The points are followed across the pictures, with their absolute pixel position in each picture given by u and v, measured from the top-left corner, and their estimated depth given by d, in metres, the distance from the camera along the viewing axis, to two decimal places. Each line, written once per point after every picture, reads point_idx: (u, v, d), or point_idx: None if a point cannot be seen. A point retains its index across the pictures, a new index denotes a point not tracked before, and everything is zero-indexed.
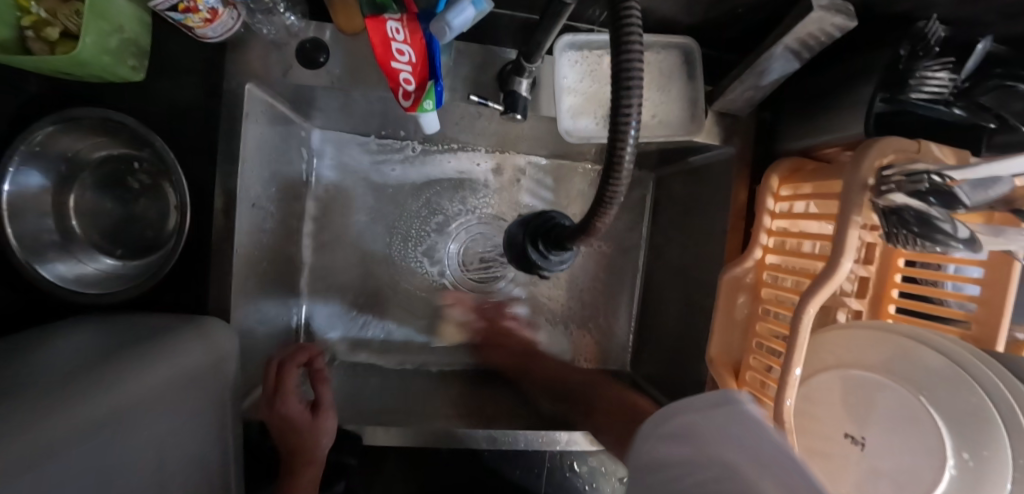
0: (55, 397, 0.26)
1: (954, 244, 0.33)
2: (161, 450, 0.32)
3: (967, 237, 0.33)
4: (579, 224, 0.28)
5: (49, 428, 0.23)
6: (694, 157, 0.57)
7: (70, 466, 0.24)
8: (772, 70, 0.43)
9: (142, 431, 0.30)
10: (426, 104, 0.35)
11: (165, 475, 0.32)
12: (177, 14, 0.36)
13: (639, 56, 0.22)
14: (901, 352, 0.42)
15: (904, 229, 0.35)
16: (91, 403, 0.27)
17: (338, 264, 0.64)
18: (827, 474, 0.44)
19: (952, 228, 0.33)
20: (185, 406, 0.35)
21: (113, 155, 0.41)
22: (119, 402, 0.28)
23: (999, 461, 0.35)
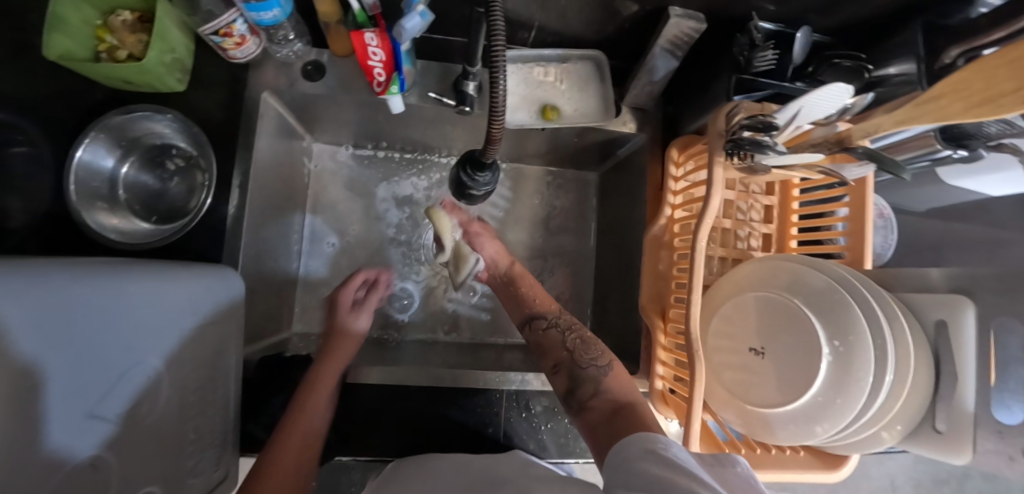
0: (68, 275, 0.33)
1: (773, 155, 0.45)
2: (165, 340, 0.40)
3: (782, 150, 0.45)
4: (483, 136, 0.39)
5: (71, 288, 0.32)
6: (621, 151, 0.69)
7: (82, 314, 0.32)
8: (658, 68, 0.57)
9: (151, 317, 0.39)
10: (393, 89, 0.50)
11: (166, 362, 0.40)
12: (217, 38, 0.50)
13: (501, 20, 0.35)
14: (786, 274, 0.52)
15: (745, 151, 0.46)
16: (91, 286, 0.34)
17: (325, 254, 0.73)
18: (738, 383, 0.52)
19: (772, 143, 0.45)
20: (190, 316, 0.44)
21: (158, 144, 0.54)
22: (116, 293, 0.35)
23: (861, 340, 0.45)
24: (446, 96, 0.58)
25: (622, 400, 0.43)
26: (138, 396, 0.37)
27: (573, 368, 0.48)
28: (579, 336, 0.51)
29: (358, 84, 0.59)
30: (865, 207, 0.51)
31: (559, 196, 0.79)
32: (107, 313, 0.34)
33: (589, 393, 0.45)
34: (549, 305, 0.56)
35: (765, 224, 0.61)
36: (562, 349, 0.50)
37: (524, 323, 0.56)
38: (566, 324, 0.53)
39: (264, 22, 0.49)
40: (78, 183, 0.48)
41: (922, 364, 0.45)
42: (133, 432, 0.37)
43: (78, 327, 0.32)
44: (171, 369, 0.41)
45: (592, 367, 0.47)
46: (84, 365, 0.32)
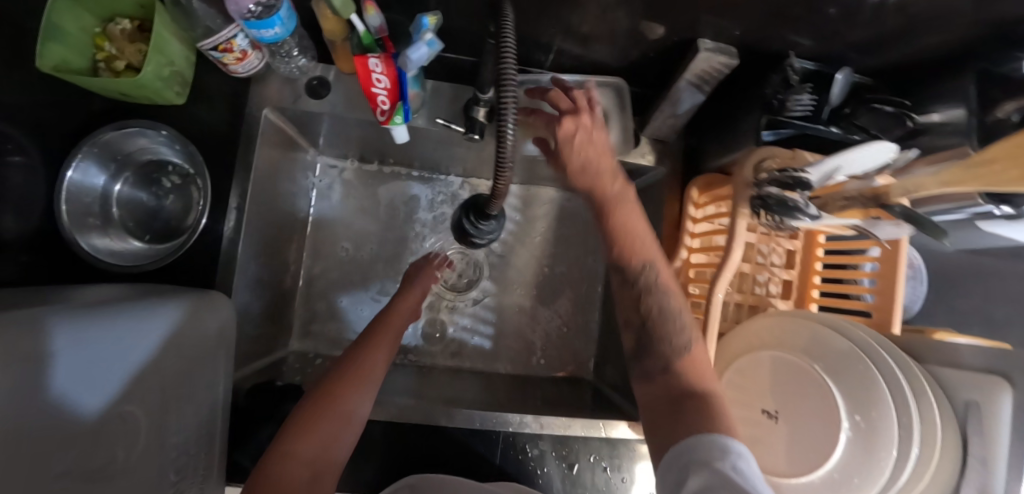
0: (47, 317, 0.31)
1: (805, 219, 0.41)
2: (168, 374, 0.40)
3: (816, 214, 0.41)
4: (489, 190, 0.37)
5: (102, 319, 0.35)
6: (637, 181, 0.66)
7: (112, 343, 0.35)
8: (683, 101, 0.53)
9: (169, 351, 0.41)
10: (396, 119, 0.47)
11: (159, 398, 0.39)
12: (216, 53, 0.48)
13: (512, 67, 0.32)
14: (810, 334, 0.49)
15: (774, 210, 0.43)
16: (74, 330, 0.32)
17: (326, 271, 0.71)
18: (751, 444, 0.50)
19: (806, 206, 0.41)
20: (188, 348, 0.43)
21: (154, 160, 0.52)
22: (98, 335, 0.34)
23: (884, 419, 0.41)
24: (455, 123, 0.55)
25: (692, 388, 0.39)
26: (115, 447, 0.35)
27: (642, 334, 0.45)
28: (657, 304, 0.46)
29: (365, 102, 0.56)
30: (897, 266, 0.48)
31: (570, 221, 0.76)
32: (88, 355, 0.33)
33: (658, 368, 0.43)
34: (648, 246, 0.47)
35: (787, 270, 0.58)
36: (636, 313, 0.46)
37: (610, 266, 0.49)
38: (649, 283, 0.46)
39: (265, 39, 0.47)
40: (70, 202, 0.46)
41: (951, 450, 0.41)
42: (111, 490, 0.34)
43: (62, 371, 0.30)
44: (155, 418, 0.39)
45: (665, 343, 0.43)
46: (66, 413, 0.30)
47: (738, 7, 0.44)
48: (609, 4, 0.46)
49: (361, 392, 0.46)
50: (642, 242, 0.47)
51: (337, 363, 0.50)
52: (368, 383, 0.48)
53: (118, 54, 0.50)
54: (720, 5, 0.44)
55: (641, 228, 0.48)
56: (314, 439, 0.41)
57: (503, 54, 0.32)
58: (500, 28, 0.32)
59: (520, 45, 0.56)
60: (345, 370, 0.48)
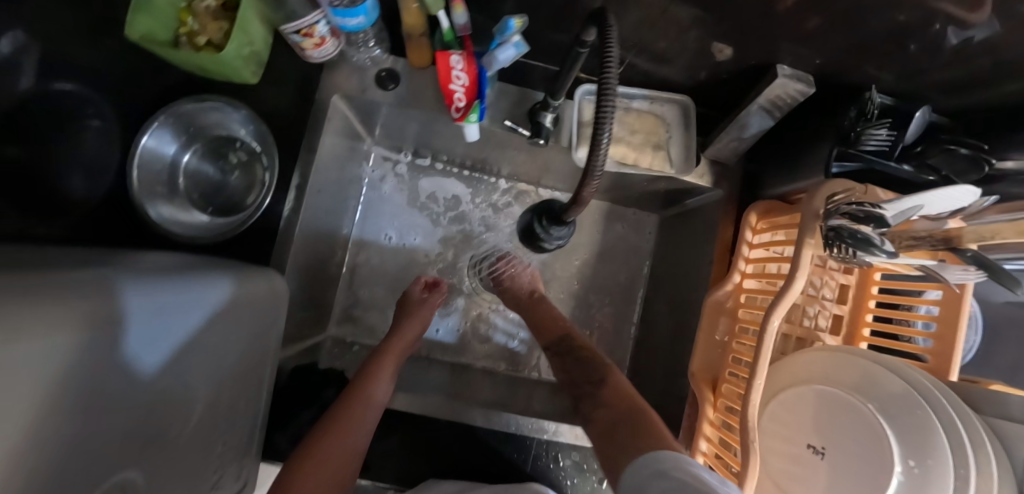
0: (127, 280, 0.31)
1: (879, 254, 0.39)
2: (222, 346, 0.40)
3: (892, 251, 0.39)
4: (571, 196, 0.40)
5: (167, 286, 0.34)
6: (691, 202, 0.65)
7: (178, 310, 0.34)
8: (751, 125, 0.53)
9: (225, 324, 0.40)
10: (471, 117, 0.47)
11: (214, 368, 0.39)
12: (297, 37, 0.48)
13: (613, 74, 0.34)
14: (863, 372, 0.48)
15: (845, 242, 0.42)
16: (157, 298, 0.32)
17: (371, 261, 0.71)
18: (793, 480, 0.49)
19: (881, 241, 0.40)
20: (242, 322, 0.43)
21: (224, 135, 0.53)
22: (177, 305, 0.34)
23: (942, 466, 0.39)
24: (521, 126, 0.55)
25: (620, 405, 0.46)
26: (175, 417, 0.35)
27: (580, 391, 0.51)
28: (584, 361, 0.54)
29: (430, 98, 0.57)
30: (961, 312, 0.47)
31: (615, 235, 0.76)
32: (163, 324, 0.33)
33: (594, 407, 0.48)
34: (559, 325, 0.60)
35: (839, 306, 0.57)
36: (568, 374, 0.54)
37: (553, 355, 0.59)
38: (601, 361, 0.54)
39: (348, 27, 0.48)
40: (141, 167, 0.47)
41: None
42: (166, 460, 0.35)
43: (138, 340, 0.30)
44: (215, 390, 0.40)
45: (597, 389, 0.49)
46: (137, 384, 0.31)
47: (820, 37, 0.44)
48: (688, 23, 0.46)
49: (363, 425, 0.47)
50: (556, 323, 0.61)
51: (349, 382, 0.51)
52: (374, 409, 0.48)
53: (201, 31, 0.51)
54: (802, 34, 0.44)
55: (555, 316, 0.62)
56: (322, 473, 0.42)
57: (607, 58, 0.34)
58: (603, 36, 0.34)
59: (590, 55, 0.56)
60: (350, 398, 0.48)
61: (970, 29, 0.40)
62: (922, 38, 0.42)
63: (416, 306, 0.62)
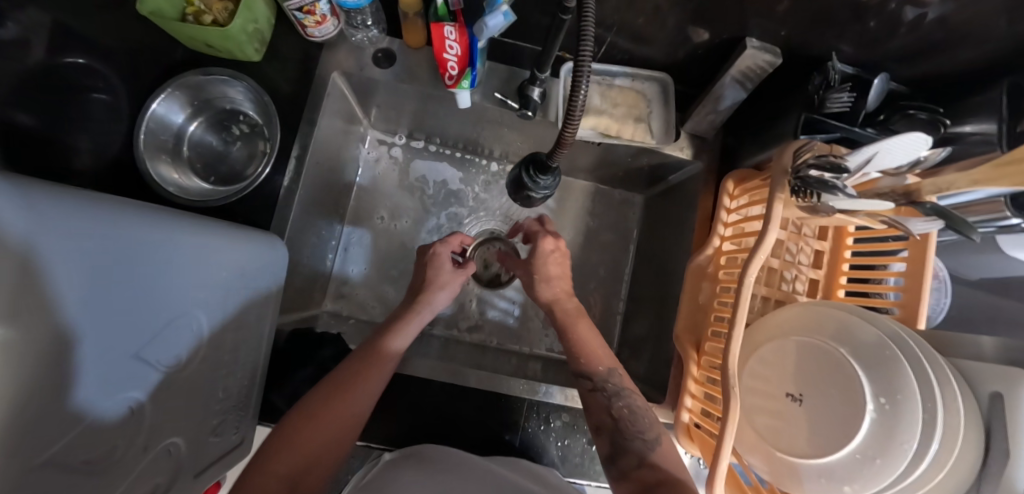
0: (58, 217, 0.29)
1: (840, 195, 0.44)
2: (196, 304, 0.41)
3: (853, 194, 0.43)
4: (555, 138, 0.43)
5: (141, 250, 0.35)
6: (674, 177, 0.68)
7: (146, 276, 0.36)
8: (726, 97, 0.56)
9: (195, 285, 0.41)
10: (464, 83, 0.52)
11: (194, 322, 0.42)
12: (300, 14, 0.51)
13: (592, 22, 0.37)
14: (838, 322, 0.50)
15: (810, 189, 0.46)
16: (91, 219, 0.31)
17: (364, 238, 0.73)
18: (772, 428, 0.50)
19: (842, 185, 0.44)
20: (217, 279, 0.44)
21: (229, 109, 0.56)
22: (125, 230, 0.34)
23: (910, 402, 0.42)
24: (511, 99, 0.59)
25: (659, 477, 0.44)
26: (173, 338, 0.39)
27: (616, 436, 0.48)
28: (627, 405, 0.50)
29: (424, 76, 0.60)
30: (925, 265, 0.50)
31: (604, 213, 0.78)
32: (132, 292, 0.35)
33: (633, 465, 0.46)
34: (607, 358, 0.54)
35: (815, 270, 0.60)
36: (608, 415, 0.50)
37: (576, 375, 0.54)
38: (618, 390, 0.51)
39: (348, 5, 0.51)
40: (148, 133, 0.50)
41: (970, 432, 0.42)
42: (172, 378, 0.40)
43: (97, 268, 0.31)
44: (212, 314, 0.44)
45: (637, 440, 0.48)
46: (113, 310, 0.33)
47: (786, 11, 0.48)
48: (666, 2, 0.50)
49: (367, 389, 0.46)
50: (601, 352, 0.55)
51: (356, 354, 0.48)
52: (385, 374, 0.48)
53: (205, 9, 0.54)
54: (770, 8, 0.48)
55: (597, 342, 0.55)
56: (323, 429, 0.42)
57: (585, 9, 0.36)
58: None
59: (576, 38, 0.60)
60: (356, 370, 0.46)
61: (927, 6, 0.44)
62: (878, 9, 0.46)
63: (443, 282, 0.57)
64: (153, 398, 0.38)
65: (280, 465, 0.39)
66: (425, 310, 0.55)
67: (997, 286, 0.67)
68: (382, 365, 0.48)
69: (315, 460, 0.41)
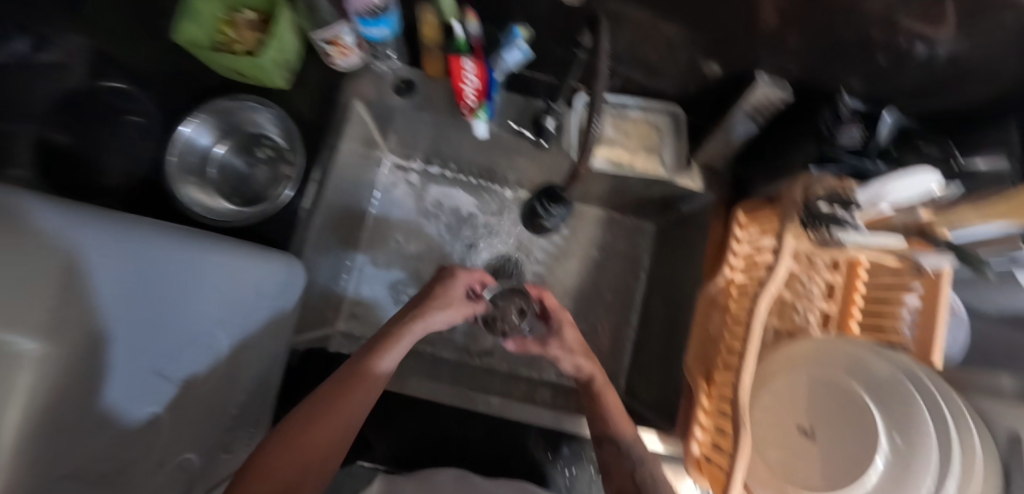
0: (107, 234, 0.34)
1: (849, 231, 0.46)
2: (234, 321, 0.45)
3: (861, 230, 0.45)
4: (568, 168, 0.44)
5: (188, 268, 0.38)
6: (686, 207, 0.67)
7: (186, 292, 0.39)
8: (736, 129, 0.57)
9: (234, 304, 0.44)
10: (482, 113, 0.53)
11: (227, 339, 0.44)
12: (326, 45, 0.54)
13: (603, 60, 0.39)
14: (852, 358, 0.50)
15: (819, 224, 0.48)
16: (123, 246, 0.34)
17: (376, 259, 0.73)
18: (783, 462, 0.50)
19: (850, 222, 0.46)
20: (259, 300, 0.46)
21: (255, 133, 0.59)
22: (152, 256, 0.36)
23: (925, 441, 0.41)
24: (525, 129, 0.59)
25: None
26: (195, 354, 0.42)
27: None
28: (651, 475, 0.46)
29: (442, 105, 0.62)
30: (940, 300, 0.50)
31: (616, 241, 0.77)
32: (168, 306, 0.38)
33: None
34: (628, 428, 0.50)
35: (827, 302, 0.60)
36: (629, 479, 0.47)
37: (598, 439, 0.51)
38: (642, 456, 0.48)
39: (372, 37, 0.54)
40: (178, 153, 0.54)
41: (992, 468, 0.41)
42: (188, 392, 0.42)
43: (135, 284, 0.35)
44: (234, 331, 0.45)
45: None
46: (138, 328, 0.37)
47: (794, 48, 0.50)
48: (677, 38, 0.53)
49: (360, 404, 0.43)
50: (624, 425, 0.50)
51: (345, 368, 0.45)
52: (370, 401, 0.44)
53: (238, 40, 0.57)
54: (779, 45, 0.50)
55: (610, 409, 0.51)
56: (302, 457, 0.39)
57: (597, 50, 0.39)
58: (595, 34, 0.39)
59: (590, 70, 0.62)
60: (337, 394, 0.43)
61: (935, 43, 0.45)
62: (885, 48, 0.47)
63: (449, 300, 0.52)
64: (172, 407, 0.41)
65: (261, 489, 0.36)
66: (418, 325, 0.49)
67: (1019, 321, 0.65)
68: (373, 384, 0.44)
69: (297, 485, 0.38)
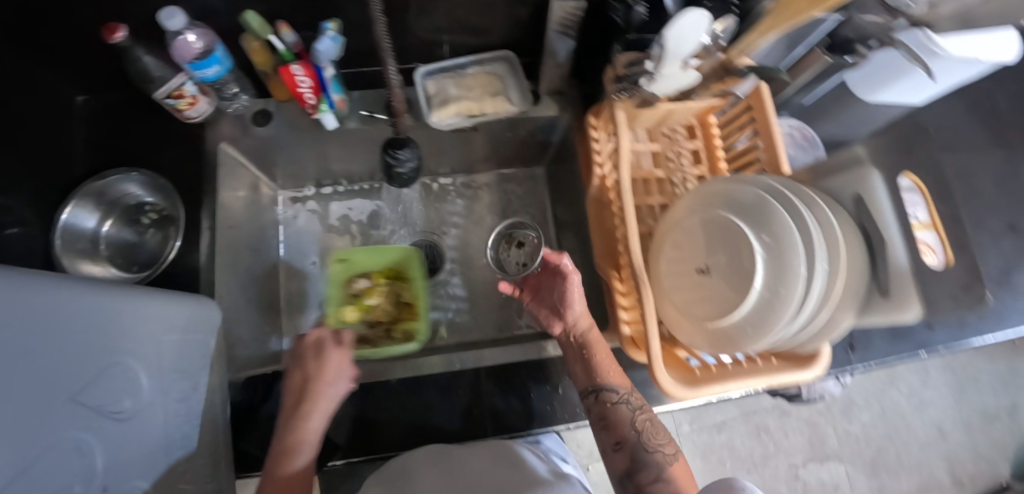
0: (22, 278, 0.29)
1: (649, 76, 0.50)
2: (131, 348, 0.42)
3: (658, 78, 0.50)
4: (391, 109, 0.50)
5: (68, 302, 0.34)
6: (556, 135, 0.72)
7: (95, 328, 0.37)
8: (558, 49, 0.61)
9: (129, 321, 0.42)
10: (322, 106, 0.58)
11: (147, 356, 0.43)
12: (171, 100, 0.58)
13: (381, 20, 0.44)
14: (720, 193, 0.56)
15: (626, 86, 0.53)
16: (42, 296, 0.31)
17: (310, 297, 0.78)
18: (687, 301, 0.55)
19: (650, 69, 0.49)
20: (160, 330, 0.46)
21: (141, 200, 0.62)
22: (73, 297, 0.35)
23: (776, 233, 0.49)
24: (378, 113, 0.65)
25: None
26: (120, 393, 0.39)
27: (637, 451, 0.51)
28: (648, 417, 0.53)
29: (303, 121, 0.66)
30: (768, 114, 0.55)
31: (517, 194, 0.80)
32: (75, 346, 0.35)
33: (649, 480, 0.49)
34: (621, 379, 0.55)
35: (697, 166, 0.64)
36: (632, 428, 0.52)
37: (585, 392, 0.55)
38: (636, 407, 0.54)
39: (208, 78, 0.58)
40: (63, 240, 0.57)
41: (856, 261, 0.47)
42: (127, 429, 0.40)
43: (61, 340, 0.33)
44: (152, 373, 0.44)
45: (657, 453, 0.51)
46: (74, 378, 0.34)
47: None
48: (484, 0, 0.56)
49: (338, 385, 0.50)
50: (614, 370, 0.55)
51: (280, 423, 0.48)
52: (318, 421, 0.48)
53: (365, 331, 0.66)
54: None
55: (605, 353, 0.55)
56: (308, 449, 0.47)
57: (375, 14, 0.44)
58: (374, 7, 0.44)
59: (419, 49, 0.65)
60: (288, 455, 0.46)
61: None
62: None
63: (323, 341, 0.52)
64: (115, 442, 0.38)
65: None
66: (320, 400, 0.49)
67: (883, 131, 0.71)
68: (329, 391, 0.50)
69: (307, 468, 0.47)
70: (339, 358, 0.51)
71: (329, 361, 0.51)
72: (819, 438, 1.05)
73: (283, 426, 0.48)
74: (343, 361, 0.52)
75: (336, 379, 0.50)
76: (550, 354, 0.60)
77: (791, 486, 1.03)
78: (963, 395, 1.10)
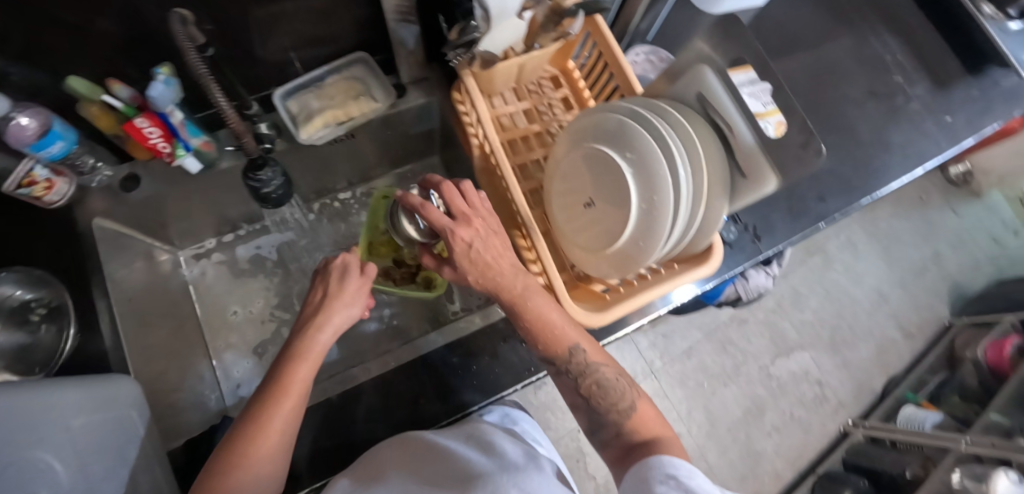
0: None
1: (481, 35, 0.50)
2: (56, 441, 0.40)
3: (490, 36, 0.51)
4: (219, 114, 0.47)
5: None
6: (433, 121, 0.75)
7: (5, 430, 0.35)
8: (406, 37, 0.61)
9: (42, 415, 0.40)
10: (178, 150, 0.59)
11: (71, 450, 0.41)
12: (25, 190, 0.52)
13: (193, 56, 0.42)
14: (586, 126, 0.57)
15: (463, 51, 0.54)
16: None
17: (249, 345, 0.79)
18: (585, 237, 0.58)
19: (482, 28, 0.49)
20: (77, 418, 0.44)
21: (25, 295, 0.50)
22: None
23: (637, 147, 0.51)
24: None
25: (645, 439, 0.46)
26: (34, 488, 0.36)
27: (591, 406, 0.50)
28: (595, 380, 0.49)
29: (175, 175, 0.65)
30: (609, 46, 0.58)
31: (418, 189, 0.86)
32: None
33: (612, 431, 0.49)
34: (581, 333, 0.50)
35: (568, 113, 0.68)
36: (578, 395, 0.51)
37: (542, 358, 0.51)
38: (585, 366, 0.49)
39: (54, 156, 0.55)
40: None
41: (716, 157, 0.48)
42: None
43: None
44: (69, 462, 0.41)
45: (611, 411, 0.49)
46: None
47: None
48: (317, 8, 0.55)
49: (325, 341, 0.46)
50: (566, 329, 0.49)
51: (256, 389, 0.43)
52: (298, 395, 0.42)
53: (390, 268, 0.73)
54: None
55: (557, 315, 0.49)
56: (292, 407, 0.41)
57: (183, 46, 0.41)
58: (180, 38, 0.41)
59: (269, 73, 0.65)
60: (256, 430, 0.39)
61: None
62: None
63: (348, 268, 0.49)
64: None
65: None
66: (322, 334, 0.45)
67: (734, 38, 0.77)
68: (317, 351, 0.45)
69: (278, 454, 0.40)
70: (339, 308, 0.47)
71: (343, 293, 0.48)
72: (779, 334, 1.16)
73: (267, 377, 0.43)
74: (364, 289, 0.50)
75: (332, 328, 0.46)
76: (478, 325, 0.61)
77: (766, 385, 1.12)
78: (890, 257, 1.25)
